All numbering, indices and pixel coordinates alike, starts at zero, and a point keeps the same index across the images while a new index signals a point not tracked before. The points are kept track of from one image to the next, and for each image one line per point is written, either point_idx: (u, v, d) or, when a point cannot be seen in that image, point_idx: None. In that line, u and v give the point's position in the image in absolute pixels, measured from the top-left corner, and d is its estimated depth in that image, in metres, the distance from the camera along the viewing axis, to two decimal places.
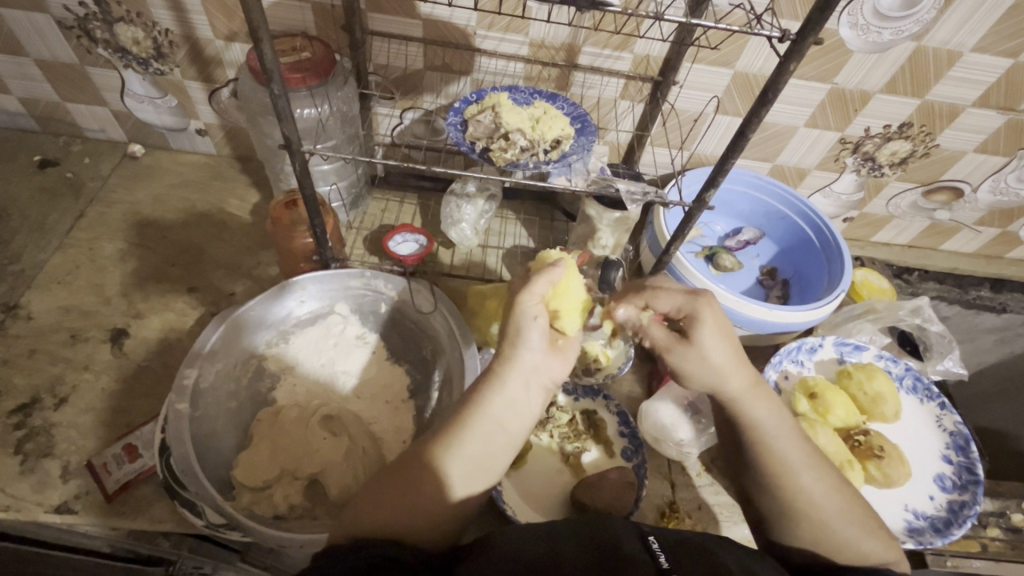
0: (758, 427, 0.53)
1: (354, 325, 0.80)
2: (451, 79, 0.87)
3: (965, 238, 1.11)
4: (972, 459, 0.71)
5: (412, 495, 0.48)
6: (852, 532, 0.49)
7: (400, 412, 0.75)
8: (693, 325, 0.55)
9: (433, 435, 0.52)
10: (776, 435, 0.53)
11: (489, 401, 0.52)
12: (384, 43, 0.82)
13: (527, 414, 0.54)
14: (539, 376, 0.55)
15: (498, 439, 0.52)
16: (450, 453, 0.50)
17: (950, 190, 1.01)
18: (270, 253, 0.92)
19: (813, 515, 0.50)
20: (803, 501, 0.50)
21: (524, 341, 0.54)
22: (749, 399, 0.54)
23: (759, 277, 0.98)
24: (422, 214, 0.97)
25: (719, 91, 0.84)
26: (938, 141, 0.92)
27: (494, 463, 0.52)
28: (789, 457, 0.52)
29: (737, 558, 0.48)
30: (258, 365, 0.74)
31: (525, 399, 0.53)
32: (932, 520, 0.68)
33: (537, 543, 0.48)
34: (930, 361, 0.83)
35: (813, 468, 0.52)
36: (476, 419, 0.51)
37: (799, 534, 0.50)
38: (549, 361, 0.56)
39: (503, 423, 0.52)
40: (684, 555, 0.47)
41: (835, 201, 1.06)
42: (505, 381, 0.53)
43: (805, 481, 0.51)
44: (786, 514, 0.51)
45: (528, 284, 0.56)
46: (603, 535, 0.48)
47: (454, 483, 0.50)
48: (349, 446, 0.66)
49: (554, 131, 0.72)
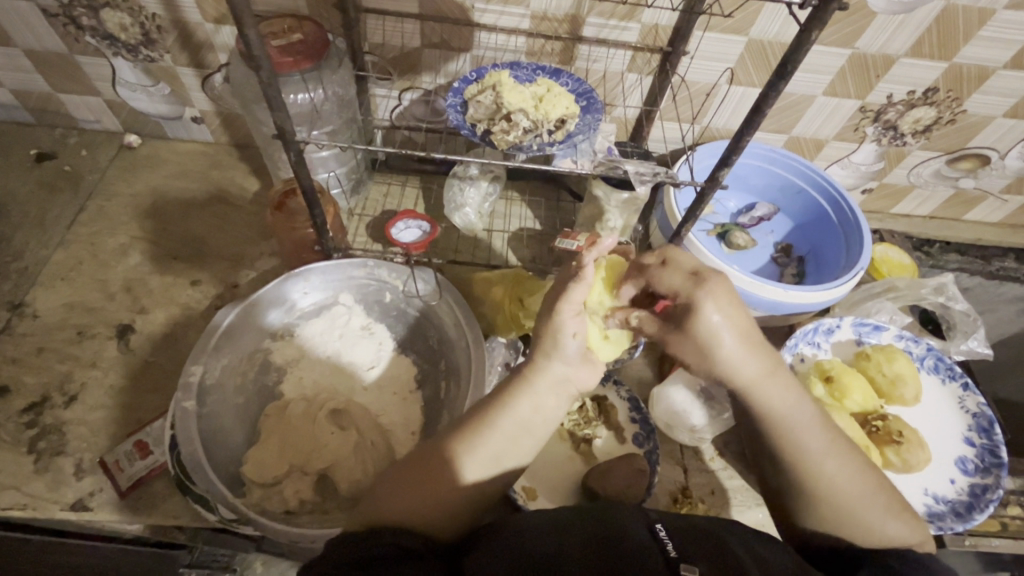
0: (776, 415, 0.49)
1: (359, 316, 0.78)
2: (450, 56, 0.83)
3: (990, 207, 1.06)
4: (995, 441, 0.69)
5: (436, 485, 0.48)
6: (875, 519, 0.48)
7: (409, 403, 0.74)
8: (693, 314, 0.48)
9: (459, 425, 0.51)
10: (791, 422, 0.49)
11: (515, 404, 0.51)
12: (378, 21, 0.79)
13: (552, 417, 0.52)
14: (568, 387, 0.53)
15: (522, 439, 0.51)
16: (474, 446, 0.50)
17: (976, 157, 0.96)
18: (271, 243, 0.91)
19: (831, 499, 0.49)
20: (826, 485, 0.49)
21: (557, 351, 0.51)
22: (767, 383, 0.49)
23: (773, 254, 0.95)
24: (425, 199, 0.95)
25: (732, 61, 0.79)
26: (965, 106, 0.87)
27: (518, 460, 0.51)
28: (811, 444, 0.49)
29: (748, 544, 0.47)
30: (263, 359, 0.73)
31: (552, 406, 0.52)
32: (952, 504, 0.66)
33: (543, 532, 0.47)
34: (953, 340, 0.80)
35: (836, 454, 0.49)
36: (502, 418, 0.50)
37: (818, 519, 0.50)
38: (580, 370, 0.53)
39: (528, 426, 0.51)
40: (694, 543, 0.45)
41: (853, 172, 1.01)
42: (536, 385, 0.51)
43: (826, 468, 0.49)
44: (804, 497, 0.50)
45: (567, 292, 0.50)
46: (612, 526, 0.47)
47: (477, 478, 0.49)
48: (357, 441, 0.66)
49: (557, 110, 0.69)
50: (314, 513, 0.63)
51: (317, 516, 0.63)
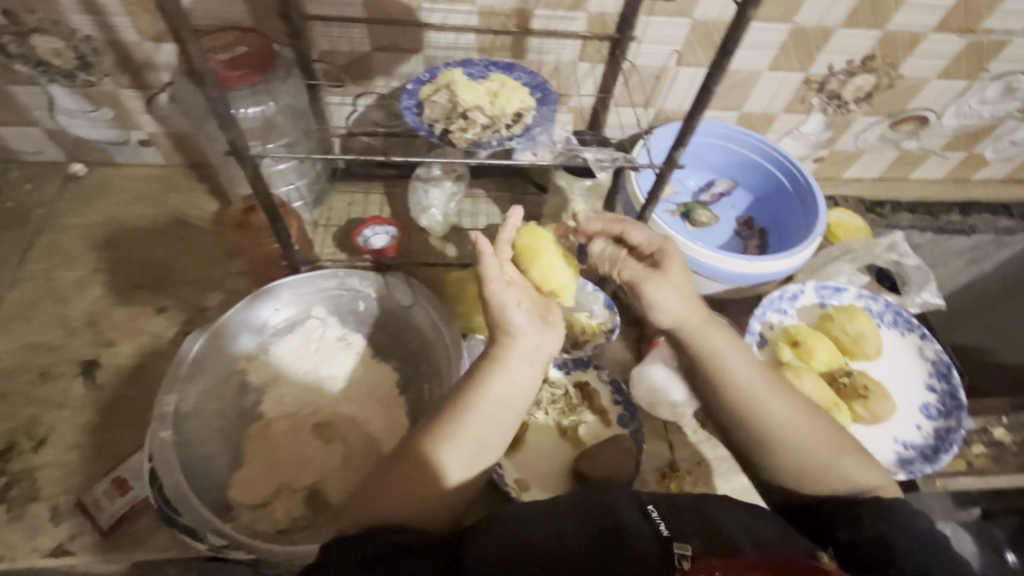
0: (717, 357, 0.54)
1: (335, 327, 0.77)
2: (401, 59, 0.83)
3: (933, 164, 1.12)
4: (954, 385, 0.73)
5: (418, 483, 0.47)
6: (828, 457, 0.49)
7: (392, 409, 0.72)
8: (662, 259, 0.59)
9: (433, 418, 0.51)
10: (731, 364, 0.53)
11: (489, 382, 0.51)
12: (325, 27, 0.78)
13: (528, 389, 0.52)
14: (542, 355, 0.53)
15: (501, 417, 0.50)
16: (454, 434, 0.49)
17: (915, 118, 1.01)
18: (235, 262, 0.89)
19: (784, 444, 0.50)
20: (775, 426, 0.50)
21: (514, 326, 0.53)
22: (707, 331, 0.55)
23: (736, 228, 0.99)
24: (390, 203, 0.95)
25: (679, 44, 0.81)
26: (901, 71, 0.91)
27: (497, 441, 0.51)
28: (753, 388, 0.52)
29: (740, 520, 0.48)
30: (240, 381, 0.72)
31: (524, 377, 0.52)
32: (921, 449, 0.70)
33: (534, 521, 0.47)
34: (908, 295, 0.83)
35: (781, 397, 0.52)
36: (477, 400, 0.50)
37: (777, 463, 0.50)
38: (545, 336, 0.54)
39: (505, 402, 0.50)
40: (682, 518, 0.47)
41: (804, 142, 1.05)
42: (506, 362, 0.51)
43: (772, 409, 0.51)
44: (761, 445, 0.51)
45: (482, 275, 0.54)
46: (605, 506, 0.48)
47: (459, 465, 0.49)
48: (344, 453, 0.67)
49: (513, 105, 0.69)
50: (309, 529, 0.63)
51: (312, 531, 0.63)
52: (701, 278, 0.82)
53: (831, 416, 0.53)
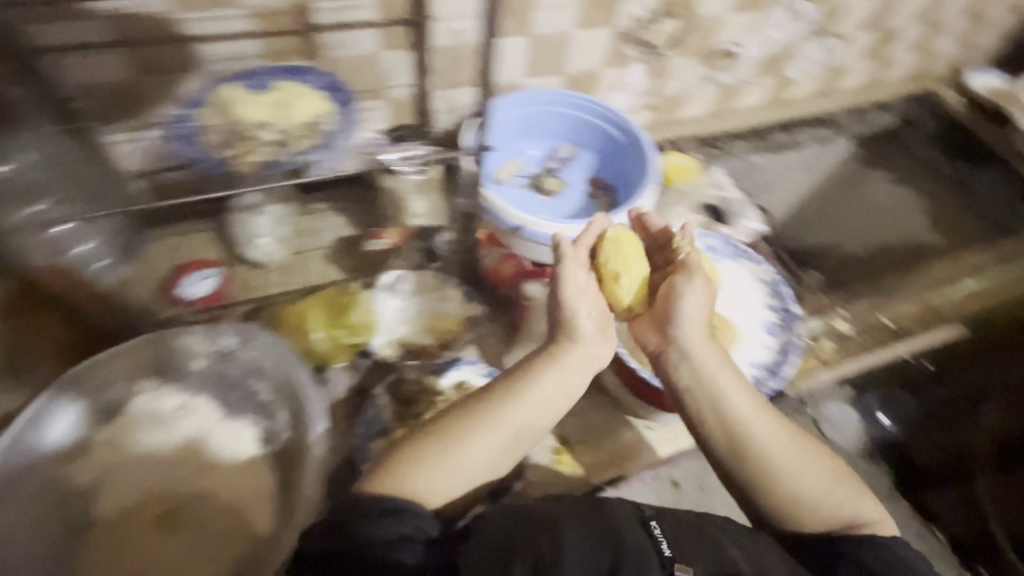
0: (717, 387, 0.59)
1: (168, 396, 0.68)
2: (178, 80, 0.73)
3: (752, 93, 1.20)
4: (787, 301, 0.80)
5: (458, 466, 0.56)
6: (829, 491, 0.57)
7: (254, 471, 0.66)
8: (687, 259, 0.66)
9: (469, 414, 0.59)
10: (733, 402, 0.59)
11: (526, 390, 0.59)
12: (73, 60, 0.68)
13: (571, 397, 0.61)
14: (595, 362, 0.62)
15: (541, 419, 0.60)
16: (492, 429, 0.58)
17: (723, 54, 1.07)
18: (26, 353, 0.73)
19: (789, 483, 0.57)
20: (780, 460, 0.57)
21: (580, 332, 0.62)
22: (719, 369, 0.60)
23: (586, 189, 1.00)
24: (214, 240, 0.84)
25: (478, 16, 0.79)
26: (697, 11, 0.95)
27: (527, 444, 0.60)
28: (756, 430, 0.58)
29: (745, 546, 0.53)
30: (61, 485, 0.62)
31: (557, 388, 0.60)
32: (770, 366, 0.75)
33: (530, 533, 0.51)
34: (736, 225, 0.90)
35: (783, 435, 0.58)
36: (514, 405, 0.58)
37: (780, 496, 0.57)
38: (602, 345, 0.63)
39: (547, 407, 0.60)
40: (689, 540, 0.52)
41: (633, 94, 1.07)
42: (562, 363, 0.61)
43: (770, 446, 0.57)
44: (771, 482, 0.57)
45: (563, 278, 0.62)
46: (609, 520, 0.52)
47: (494, 453, 0.58)
48: (200, 536, 0.62)
49: (305, 114, 0.63)
50: None
51: None
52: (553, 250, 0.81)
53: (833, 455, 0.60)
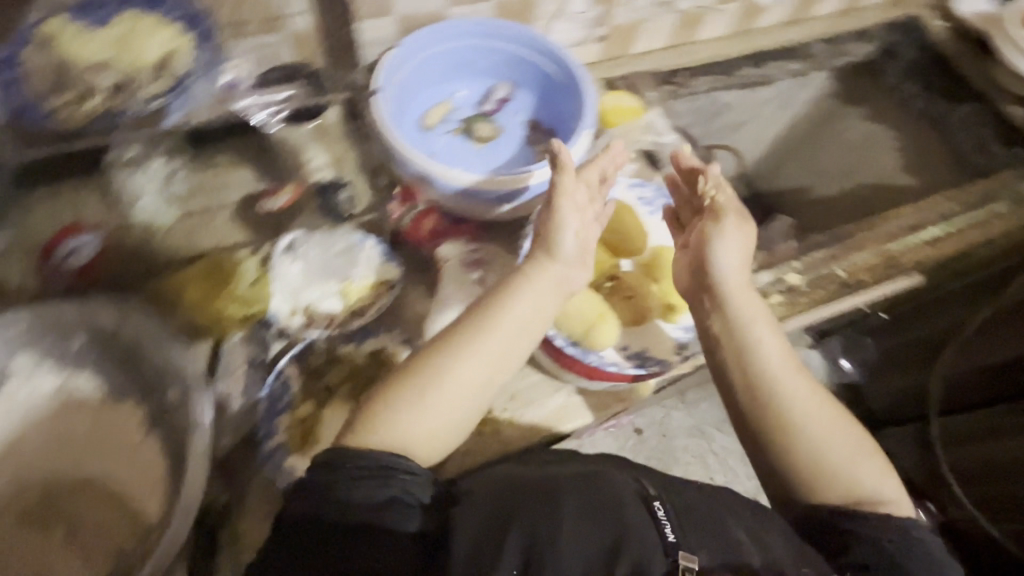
0: (753, 339, 0.64)
1: (43, 378, 0.63)
2: None
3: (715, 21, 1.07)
4: None
5: (445, 388, 0.59)
6: (852, 457, 0.61)
7: (143, 454, 0.61)
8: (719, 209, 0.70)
9: (449, 331, 0.62)
10: (768, 355, 0.63)
11: (500, 308, 0.63)
12: None
13: (526, 335, 0.63)
14: (559, 287, 0.65)
15: (509, 353, 0.62)
16: (460, 352, 0.60)
17: None
18: None
19: (818, 444, 0.61)
20: (809, 421, 0.61)
21: (558, 253, 0.66)
22: (756, 327, 0.64)
23: (524, 135, 0.90)
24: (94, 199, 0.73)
25: None
26: None
27: (501, 374, 0.62)
28: (789, 386, 0.62)
29: (749, 528, 0.57)
30: None
31: (525, 306, 0.63)
32: None
33: (525, 505, 0.53)
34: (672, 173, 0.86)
35: (812, 400, 0.63)
36: (491, 320, 0.62)
37: (807, 459, 0.60)
38: (574, 272, 0.67)
39: (506, 340, 0.62)
40: (684, 520, 0.55)
41: (577, 22, 0.96)
42: (535, 281, 0.64)
43: (804, 411, 0.61)
44: (800, 441, 0.61)
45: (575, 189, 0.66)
46: (605, 500, 0.54)
47: (456, 380, 0.59)
48: (81, 527, 0.58)
49: (154, 53, 0.70)
50: None
51: None
52: (473, 204, 0.74)
53: (855, 424, 0.65)
